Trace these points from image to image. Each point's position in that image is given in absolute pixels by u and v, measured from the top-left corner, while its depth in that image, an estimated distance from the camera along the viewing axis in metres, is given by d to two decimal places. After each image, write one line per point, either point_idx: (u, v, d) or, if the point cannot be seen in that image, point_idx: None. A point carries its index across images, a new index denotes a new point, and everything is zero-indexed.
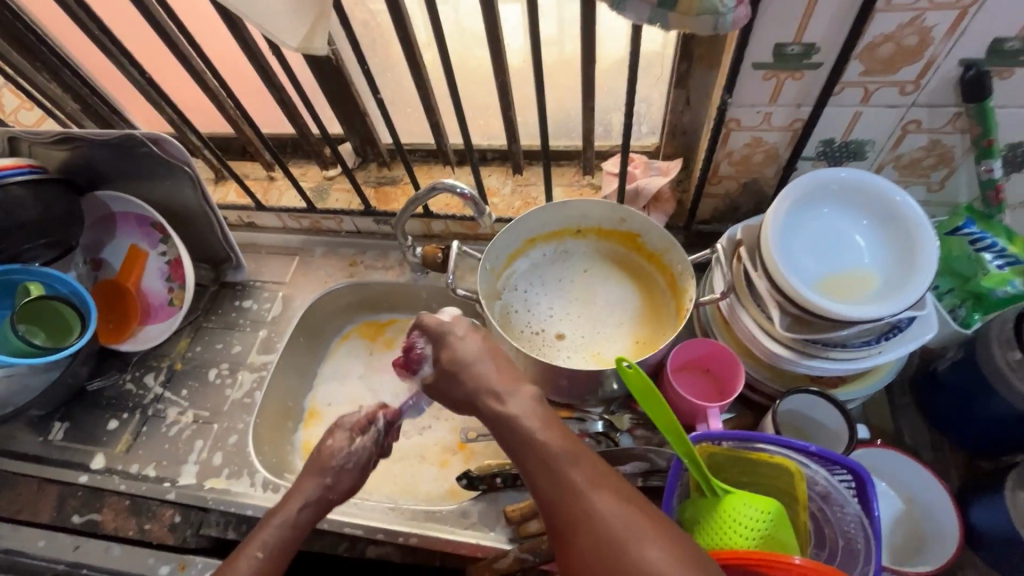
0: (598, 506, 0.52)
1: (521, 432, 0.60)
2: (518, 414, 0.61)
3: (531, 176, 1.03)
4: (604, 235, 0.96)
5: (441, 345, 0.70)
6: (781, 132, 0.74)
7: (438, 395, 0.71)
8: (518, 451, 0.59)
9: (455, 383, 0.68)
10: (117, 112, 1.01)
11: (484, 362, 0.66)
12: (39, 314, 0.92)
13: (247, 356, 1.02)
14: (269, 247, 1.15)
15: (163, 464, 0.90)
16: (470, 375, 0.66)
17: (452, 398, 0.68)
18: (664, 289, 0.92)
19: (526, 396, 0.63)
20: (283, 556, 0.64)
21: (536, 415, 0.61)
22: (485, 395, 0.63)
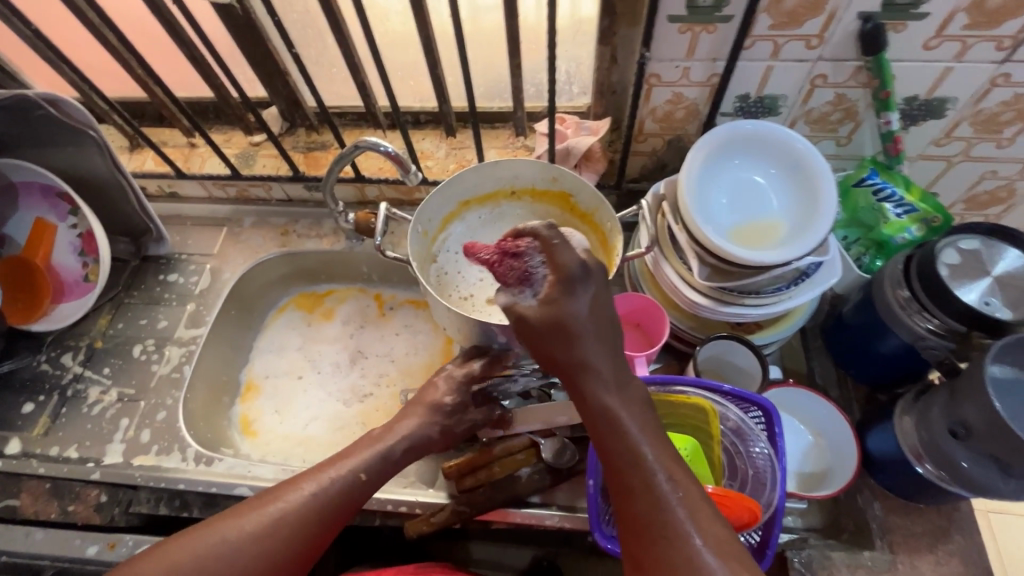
0: (694, 539, 0.53)
1: (620, 431, 0.59)
2: (623, 412, 0.60)
3: (465, 139, 1.02)
4: (537, 196, 0.96)
5: (570, 291, 0.59)
6: (700, 87, 0.75)
7: (532, 338, 0.62)
8: (612, 449, 0.59)
9: (569, 344, 0.60)
10: (9, 73, 0.92)
11: (601, 344, 0.61)
12: None
13: (174, 331, 0.98)
14: (194, 219, 1.10)
15: (86, 445, 0.86)
16: (584, 352, 0.60)
17: (553, 357, 0.61)
18: (597, 248, 0.93)
19: (634, 396, 0.62)
20: (337, 505, 0.66)
21: (640, 419, 0.60)
22: (591, 380, 0.61)
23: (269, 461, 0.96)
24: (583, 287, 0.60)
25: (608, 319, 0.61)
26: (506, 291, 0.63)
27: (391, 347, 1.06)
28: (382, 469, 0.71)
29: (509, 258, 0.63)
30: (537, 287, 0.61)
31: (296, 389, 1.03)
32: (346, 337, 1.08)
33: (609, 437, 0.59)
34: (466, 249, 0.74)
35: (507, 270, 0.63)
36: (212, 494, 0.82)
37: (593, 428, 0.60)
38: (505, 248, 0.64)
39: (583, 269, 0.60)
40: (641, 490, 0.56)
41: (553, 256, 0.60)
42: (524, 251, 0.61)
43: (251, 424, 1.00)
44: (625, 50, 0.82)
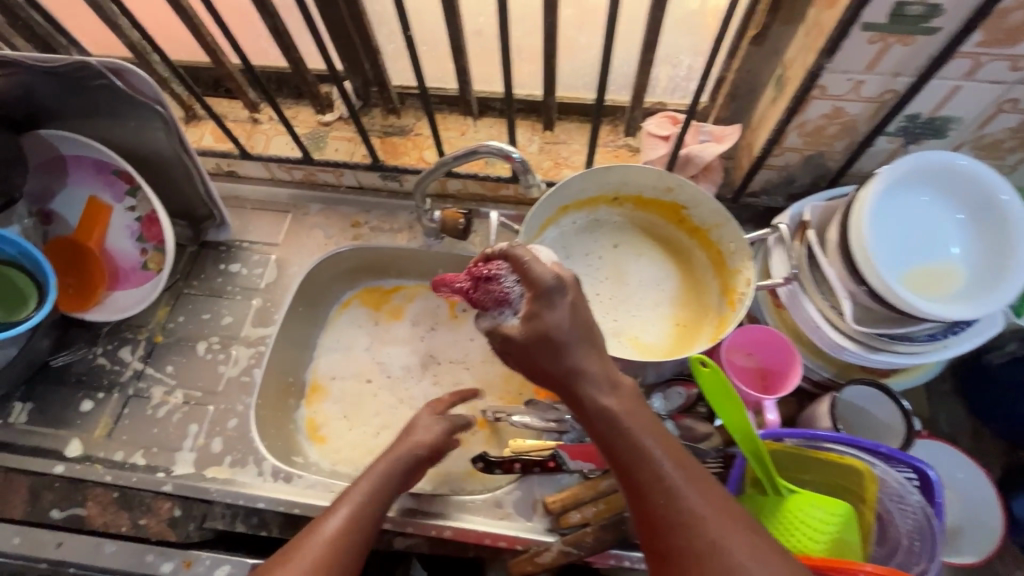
0: (724, 542, 0.47)
1: (623, 429, 0.51)
2: (621, 409, 0.52)
3: (561, 133, 0.93)
4: (642, 204, 0.88)
5: (550, 301, 0.52)
6: (867, 103, 0.67)
7: (518, 355, 0.54)
8: (617, 448, 0.51)
9: (555, 350, 0.52)
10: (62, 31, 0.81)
11: (586, 345, 0.52)
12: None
13: (241, 329, 0.91)
14: (254, 202, 1.01)
15: (153, 451, 0.81)
16: (575, 357, 0.52)
17: (542, 370, 0.53)
18: (706, 267, 0.86)
19: (627, 391, 0.54)
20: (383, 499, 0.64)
21: (638, 413, 0.53)
22: (579, 379, 0.52)
23: (340, 471, 0.90)
24: (563, 296, 0.52)
25: (587, 309, 0.53)
26: (485, 315, 0.58)
27: (465, 354, 1.00)
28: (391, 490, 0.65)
29: (484, 283, 0.58)
30: (515, 306, 0.55)
31: (365, 393, 0.97)
32: (416, 339, 1.01)
33: (611, 436, 0.51)
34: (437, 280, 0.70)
35: (482, 296, 0.58)
36: (293, 514, 0.77)
37: (593, 429, 0.53)
38: (477, 273, 0.59)
39: (560, 280, 0.52)
40: (652, 486, 0.50)
41: (526, 273, 0.52)
42: (497, 273, 0.56)
43: (318, 429, 0.94)
44: (774, 52, 0.72)
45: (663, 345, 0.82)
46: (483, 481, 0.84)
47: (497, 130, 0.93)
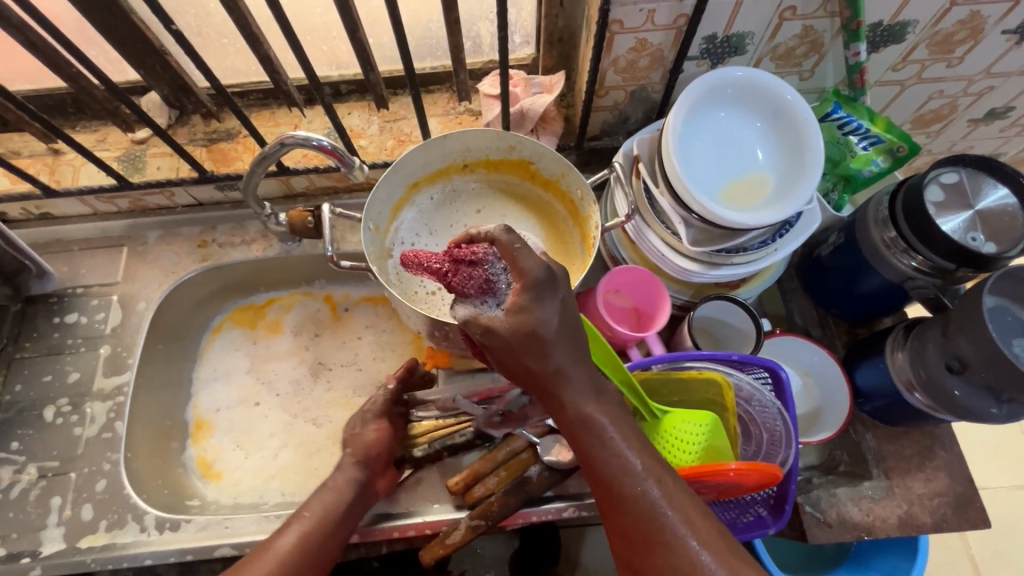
0: (688, 539, 0.51)
1: (604, 436, 0.54)
2: (604, 417, 0.55)
3: (400, 109, 0.90)
4: (492, 166, 0.87)
5: (540, 297, 0.52)
6: (665, 31, 0.68)
7: (497, 351, 0.53)
8: (594, 453, 0.54)
9: (541, 351, 0.53)
10: None
11: (576, 356, 0.54)
12: None
13: (92, 383, 0.82)
14: (81, 242, 0.91)
15: (15, 536, 0.73)
16: (561, 361, 0.53)
17: (525, 370, 0.53)
18: (566, 217, 0.87)
19: (610, 398, 0.57)
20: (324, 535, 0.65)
21: (625, 427, 0.55)
22: (565, 387, 0.55)
23: (243, 503, 0.86)
24: (552, 295, 0.53)
25: (575, 318, 0.54)
26: (463, 303, 0.55)
27: (354, 353, 0.96)
28: (363, 496, 0.70)
29: (465, 267, 0.55)
30: (500, 296, 0.54)
31: (256, 417, 0.92)
32: (300, 350, 0.96)
33: (589, 438, 0.54)
34: (405, 256, 0.64)
35: (462, 280, 0.54)
36: (188, 561, 0.73)
37: (577, 436, 0.55)
38: (458, 255, 0.56)
39: (549, 273, 0.53)
40: (631, 496, 0.52)
41: (516, 262, 0.52)
42: (484, 258, 0.54)
43: (211, 465, 0.89)
44: None
45: None
46: None
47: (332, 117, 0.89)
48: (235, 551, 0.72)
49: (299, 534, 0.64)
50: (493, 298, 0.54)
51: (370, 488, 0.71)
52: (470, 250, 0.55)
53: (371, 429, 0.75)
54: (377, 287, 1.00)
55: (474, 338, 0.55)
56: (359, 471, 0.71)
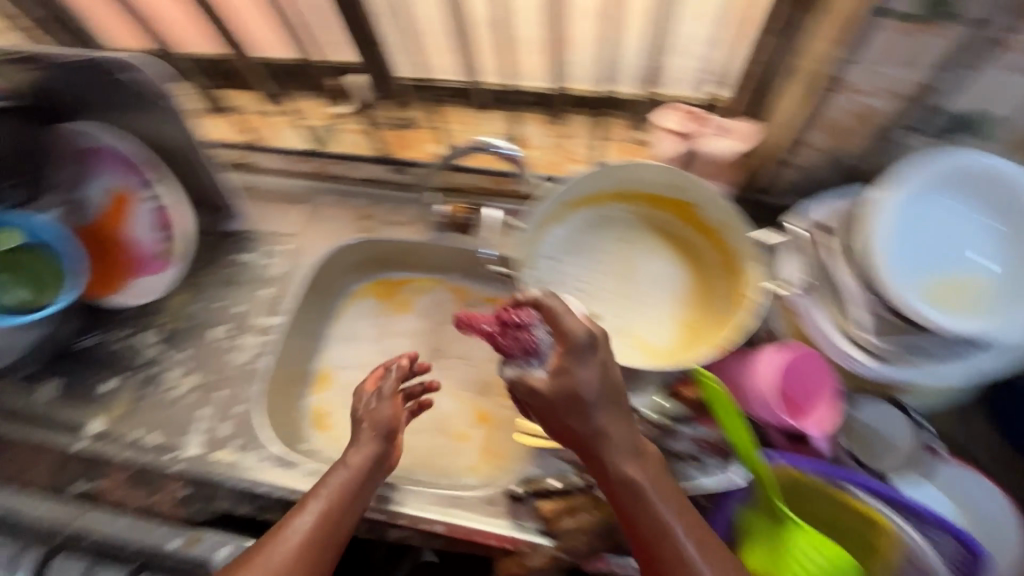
0: None
1: (643, 497, 0.61)
2: (644, 479, 0.61)
3: (573, 127, 0.91)
4: (652, 200, 0.85)
5: (581, 361, 0.62)
6: (891, 97, 0.64)
7: (544, 407, 0.63)
8: (633, 512, 0.61)
9: (582, 414, 0.62)
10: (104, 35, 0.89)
11: (615, 417, 0.62)
12: (17, 267, 0.82)
13: (253, 316, 0.93)
14: (269, 193, 1.03)
15: (168, 431, 0.84)
16: (599, 422, 0.62)
17: (570, 429, 0.63)
18: (717, 268, 0.82)
19: (649, 459, 0.63)
20: (342, 514, 0.66)
21: (661, 484, 0.62)
22: (606, 447, 0.62)
23: (343, 459, 0.92)
24: (593, 358, 0.62)
25: (612, 380, 0.63)
26: (512, 361, 0.68)
27: (471, 349, 0.99)
28: (377, 468, 0.71)
29: (512, 329, 0.68)
30: (543, 356, 0.66)
31: None
32: (424, 331, 1.02)
33: (630, 498, 0.61)
34: (460, 319, 0.76)
35: (511, 340, 0.68)
36: (294, 499, 0.79)
37: (613, 493, 0.62)
38: (507, 320, 0.68)
39: (590, 339, 0.62)
40: (671, 557, 0.58)
41: (558, 326, 0.63)
42: (529, 323, 0.67)
43: (324, 417, 0.96)
44: (792, 46, 0.69)
45: (663, 346, 0.78)
46: (482, 476, 0.89)
47: (507, 124, 0.94)
48: None
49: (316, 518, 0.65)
50: (536, 357, 0.66)
51: (384, 462, 0.72)
52: (516, 316, 0.68)
53: (388, 406, 0.75)
54: (506, 289, 1.02)
55: (521, 395, 0.67)
56: (379, 446, 0.72)
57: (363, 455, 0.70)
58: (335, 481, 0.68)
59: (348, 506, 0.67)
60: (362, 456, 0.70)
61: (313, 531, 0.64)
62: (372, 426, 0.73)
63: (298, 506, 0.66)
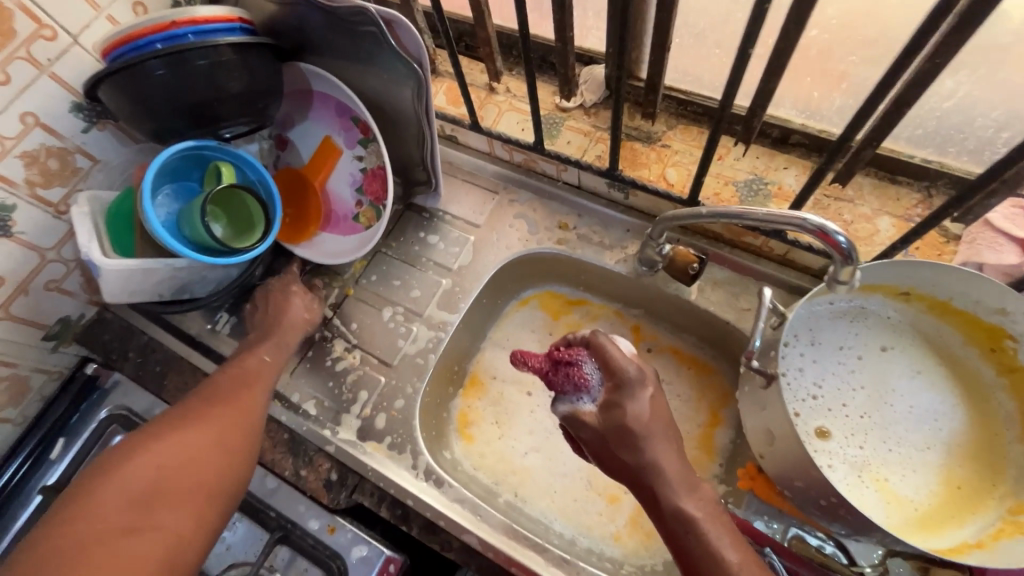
0: None
1: (699, 533, 0.55)
2: (701, 515, 0.56)
3: (853, 190, 0.73)
4: (940, 310, 0.67)
5: (630, 392, 0.61)
6: None
7: (595, 444, 0.62)
8: (691, 553, 0.55)
9: (634, 445, 0.59)
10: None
11: (666, 443, 0.59)
12: (226, 202, 0.82)
13: (426, 306, 0.88)
14: (465, 174, 0.96)
15: (325, 405, 0.82)
16: (651, 452, 0.58)
17: (619, 461, 0.60)
18: (1009, 420, 0.65)
19: (705, 493, 0.58)
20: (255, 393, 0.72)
21: (718, 519, 0.56)
22: (664, 482, 0.57)
23: (480, 479, 0.86)
24: (643, 389, 0.61)
25: (659, 407, 0.61)
26: (563, 399, 0.65)
27: None
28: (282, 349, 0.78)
29: (563, 366, 0.66)
30: (594, 394, 0.64)
31: (523, 406, 0.90)
32: None
33: (688, 540, 0.55)
34: (513, 354, 0.74)
35: (562, 380, 0.65)
36: (436, 522, 0.73)
37: (669, 529, 0.56)
38: (557, 357, 0.67)
39: (638, 371, 0.62)
40: None
41: (609, 361, 0.63)
42: (579, 360, 0.65)
43: (468, 425, 0.90)
44: None
45: (920, 506, 0.63)
46: (626, 552, 0.79)
47: (766, 165, 0.77)
48: (479, 545, 0.71)
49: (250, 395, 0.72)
50: (588, 400, 0.64)
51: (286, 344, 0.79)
52: (564, 356, 0.66)
53: (300, 301, 0.83)
54: (692, 347, 0.88)
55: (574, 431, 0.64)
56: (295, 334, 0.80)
57: (296, 321, 0.81)
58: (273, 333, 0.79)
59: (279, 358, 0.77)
60: (295, 320, 0.81)
61: (228, 366, 0.74)
62: (309, 306, 0.83)
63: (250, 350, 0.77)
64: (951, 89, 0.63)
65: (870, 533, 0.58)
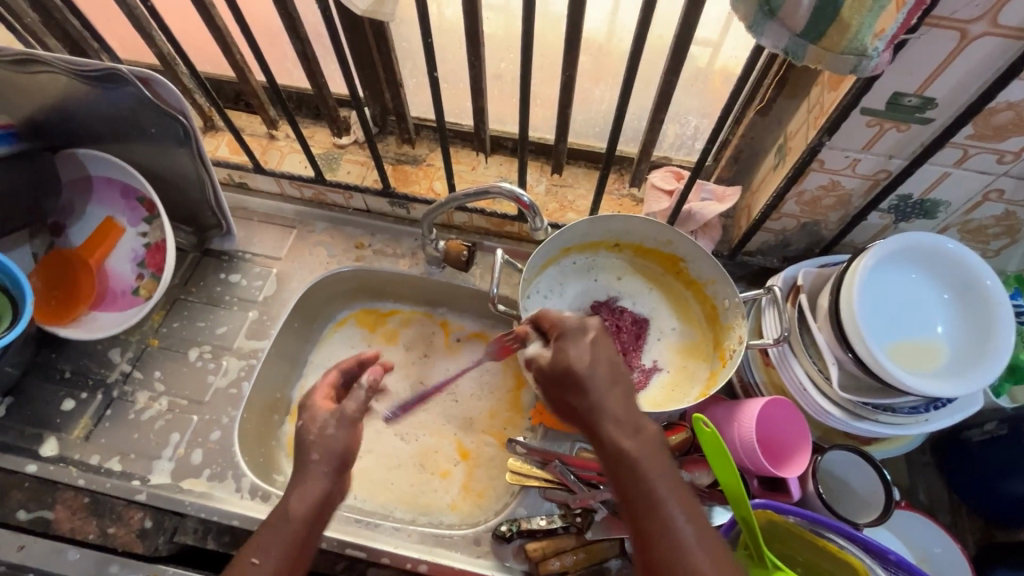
0: None
1: (637, 474, 0.54)
2: (641, 458, 0.55)
3: (569, 177, 0.96)
4: (642, 252, 0.88)
5: (574, 338, 0.62)
6: (862, 180, 0.70)
7: (548, 383, 0.62)
8: (627, 492, 0.54)
9: (580, 389, 0.59)
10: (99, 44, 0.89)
11: (610, 389, 0.59)
12: None
13: (234, 340, 0.91)
14: (261, 216, 1.02)
15: (131, 458, 0.80)
16: (597, 393, 0.58)
17: (568, 403, 0.60)
18: (701, 319, 0.86)
19: (648, 438, 0.57)
20: (293, 565, 0.56)
21: (657, 460, 0.55)
22: (607, 420, 0.57)
23: None
24: (584, 335, 0.62)
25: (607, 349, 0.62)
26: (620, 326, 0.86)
27: (453, 384, 0.97)
28: (327, 498, 0.60)
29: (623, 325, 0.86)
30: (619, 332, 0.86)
31: None
32: (408, 365, 0.99)
33: (626, 481, 0.54)
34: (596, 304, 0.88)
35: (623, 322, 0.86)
36: None
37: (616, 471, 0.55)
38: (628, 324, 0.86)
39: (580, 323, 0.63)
40: (659, 534, 0.52)
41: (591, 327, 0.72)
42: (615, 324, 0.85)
43: None
44: (776, 120, 0.76)
45: (657, 387, 0.83)
46: (463, 516, 0.87)
47: (507, 168, 0.97)
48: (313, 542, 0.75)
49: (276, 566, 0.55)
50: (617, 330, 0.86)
51: (338, 489, 0.61)
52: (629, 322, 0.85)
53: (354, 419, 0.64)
54: (492, 329, 1.01)
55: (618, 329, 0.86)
56: (328, 477, 0.60)
57: (309, 500, 0.58)
58: (278, 532, 0.56)
59: (300, 553, 0.57)
60: (308, 502, 0.58)
61: (257, 531, 0.57)
62: (322, 461, 0.60)
63: (251, 541, 0.57)
64: (604, 96, 0.89)
65: None
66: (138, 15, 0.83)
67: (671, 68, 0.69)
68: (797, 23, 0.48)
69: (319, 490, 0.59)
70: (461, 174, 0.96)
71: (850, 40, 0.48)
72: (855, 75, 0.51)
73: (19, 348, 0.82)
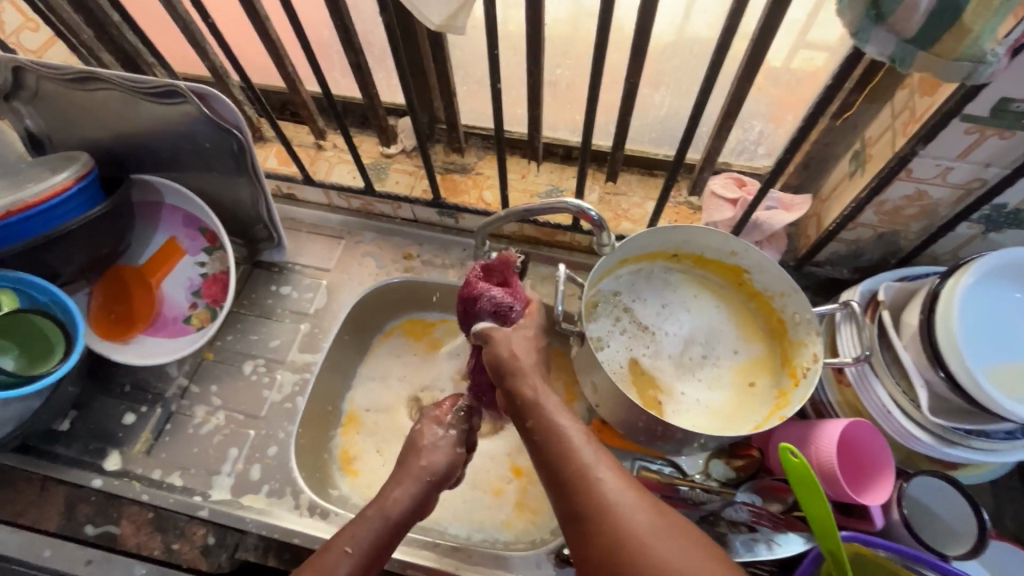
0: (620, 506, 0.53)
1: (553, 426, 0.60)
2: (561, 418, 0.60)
3: (623, 185, 0.93)
4: (702, 262, 0.84)
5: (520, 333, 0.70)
6: (952, 190, 0.66)
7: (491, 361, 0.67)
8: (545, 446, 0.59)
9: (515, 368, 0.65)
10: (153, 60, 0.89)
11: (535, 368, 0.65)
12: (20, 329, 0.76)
13: (287, 353, 0.90)
14: (309, 227, 1.02)
15: (191, 473, 0.81)
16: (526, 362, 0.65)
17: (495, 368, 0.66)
18: (766, 332, 0.82)
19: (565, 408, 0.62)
20: (377, 551, 0.61)
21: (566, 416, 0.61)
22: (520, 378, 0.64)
23: None
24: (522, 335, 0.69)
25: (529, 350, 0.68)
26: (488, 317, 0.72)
27: None
28: (421, 499, 0.66)
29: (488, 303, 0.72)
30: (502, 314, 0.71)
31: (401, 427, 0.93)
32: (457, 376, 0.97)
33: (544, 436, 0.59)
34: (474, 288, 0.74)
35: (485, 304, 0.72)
36: None
37: (563, 483, 0.56)
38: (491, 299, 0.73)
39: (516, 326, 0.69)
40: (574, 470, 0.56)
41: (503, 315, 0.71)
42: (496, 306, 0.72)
43: (352, 461, 0.90)
44: (855, 124, 0.71)
45: (725, 403, 0.79)
46: (517, 534, 0.85)
47: (559, 176, 0.94)
48: None
49: (371, 541, 0.61)
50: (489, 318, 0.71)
51: (428, 501, 0.67)
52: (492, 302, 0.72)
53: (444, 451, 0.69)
54: None
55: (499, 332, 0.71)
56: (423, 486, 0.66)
57: (405, 504, 0.64)
58: (366, 522, 0.62)
59: (382, 552, 0.61)
60: (404, 503, 0.64)
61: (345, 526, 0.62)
62: (427, 468, 0.68)
63: (343, 532, 0.61)
64: (662, 102, 0.86)
65: (683, 441, 0.71)
66: (192, 29, 0.82)
67: (745, 73, 0.66)
68: (908, 29, 0.45)
69: (428, 476, 0.67)
70: (512, 183, 0.94)
71: (969, 46, 0.44)
72: (966, 83, 0.48)
73: (78, 369, 0.82)
